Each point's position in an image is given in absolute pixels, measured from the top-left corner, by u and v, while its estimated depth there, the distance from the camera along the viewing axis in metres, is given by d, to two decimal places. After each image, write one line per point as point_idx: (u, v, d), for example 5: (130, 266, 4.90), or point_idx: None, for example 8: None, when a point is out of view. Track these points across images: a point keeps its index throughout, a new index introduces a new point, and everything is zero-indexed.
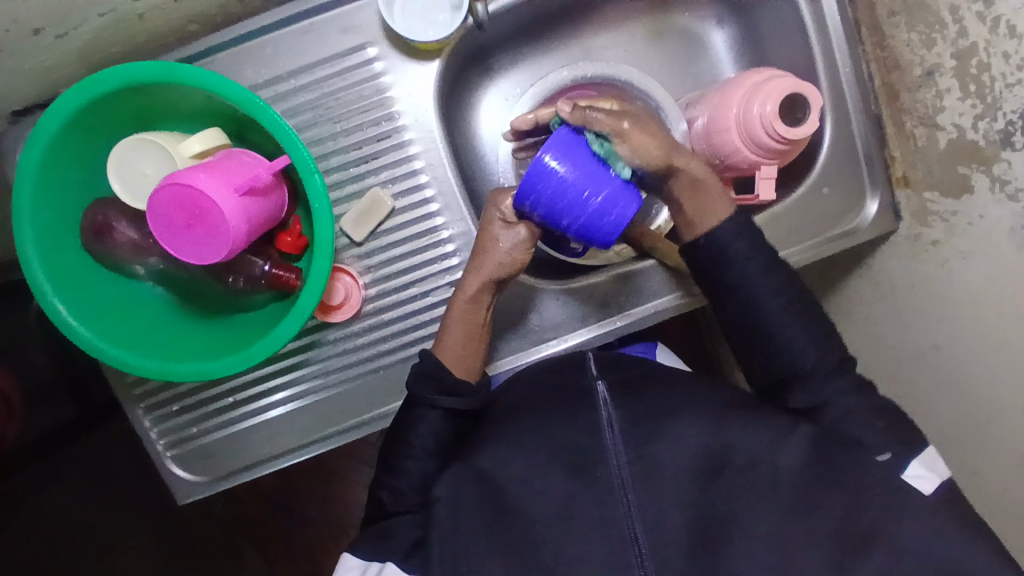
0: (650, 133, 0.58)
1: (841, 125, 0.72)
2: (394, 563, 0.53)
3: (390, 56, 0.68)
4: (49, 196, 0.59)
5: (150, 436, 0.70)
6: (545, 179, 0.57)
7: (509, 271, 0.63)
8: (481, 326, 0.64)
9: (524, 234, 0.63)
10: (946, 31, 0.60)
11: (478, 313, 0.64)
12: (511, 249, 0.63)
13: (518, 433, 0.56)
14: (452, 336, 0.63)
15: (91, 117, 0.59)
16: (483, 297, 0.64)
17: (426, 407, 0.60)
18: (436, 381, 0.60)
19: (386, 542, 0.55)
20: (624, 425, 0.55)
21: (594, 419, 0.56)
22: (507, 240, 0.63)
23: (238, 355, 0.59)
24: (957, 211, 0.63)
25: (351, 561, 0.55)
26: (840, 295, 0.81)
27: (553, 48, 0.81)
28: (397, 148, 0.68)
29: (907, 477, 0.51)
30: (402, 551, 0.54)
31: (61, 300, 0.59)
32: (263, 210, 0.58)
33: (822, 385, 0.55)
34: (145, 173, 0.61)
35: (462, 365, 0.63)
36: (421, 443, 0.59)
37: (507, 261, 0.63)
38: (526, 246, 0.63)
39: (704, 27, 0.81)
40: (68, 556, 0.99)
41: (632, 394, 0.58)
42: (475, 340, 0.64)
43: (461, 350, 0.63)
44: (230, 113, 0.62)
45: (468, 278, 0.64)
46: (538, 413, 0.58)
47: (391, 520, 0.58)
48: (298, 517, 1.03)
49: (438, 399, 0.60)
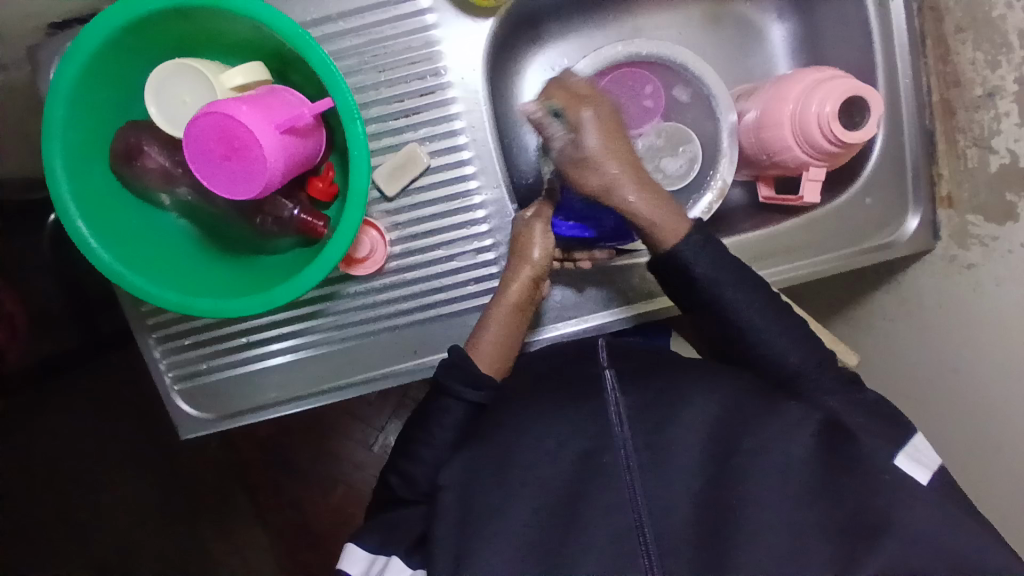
0: (603, 140, 0.60)
1: (893, 135, 0.70)
2: (398, 558, 0.54)
3: (442, 9, 0.66)
4: (80, 111, 0.57)
5: (160, 367, 0.69)
6: None
7: (528, 264, 0.64)
8: (518, 329, 0.64)
9: (540, 232, 0.64)
10: (1012, 54, 0.58)
11: (516, 317, 0.64)
12: (524, 242, 0.64)
13: (526, 418, 0.56)
14: (485, 343, 0.63)
15: (134, 34, 0.56)
16: (521, 301, 0.64)
17: (450, 398, 0.60)
18: (461, 370, 0.60)
19: (391, 532, 0.56)
20: (631, 415, 0.54)
21: (599, 407, 0.55)
22: (534, 235, 0.64)
23: (260, 297, 0.58)
24: (998, 236, 0.62)
25: (357, 553, 0.55)
26: (865, 308, 0.80)
27: (606, 22, 0.79)
28: (440, 105, 0.67)
29: (898, 461, 0.51)
30: (405, 545, 0.55)
31: (84, 220, 0.57)
32: (300, 151, 0.56)
33: (822, 389, 0.57)
34: (183, 101, 0.59)
35: (492, 368, 0.63)
36: (441, 435, 0.59)
37: (537, 261, 0.64)
38: (533, 240, 0.64)
39: (763, 18, 0.79)
40: (58, 481, 1.00)
41: (640, 382, 0.56)
42: (509, 344, 0.64)
43: (493, 354, 0.63)
44: (274, 49, 0.60)
45: (512, 285, 0.63)
46: (541, 396, 0.57)
47: (398, 510, 0.58)
48: (292, 468, 1.03)
49: (462, 391, 0.59)
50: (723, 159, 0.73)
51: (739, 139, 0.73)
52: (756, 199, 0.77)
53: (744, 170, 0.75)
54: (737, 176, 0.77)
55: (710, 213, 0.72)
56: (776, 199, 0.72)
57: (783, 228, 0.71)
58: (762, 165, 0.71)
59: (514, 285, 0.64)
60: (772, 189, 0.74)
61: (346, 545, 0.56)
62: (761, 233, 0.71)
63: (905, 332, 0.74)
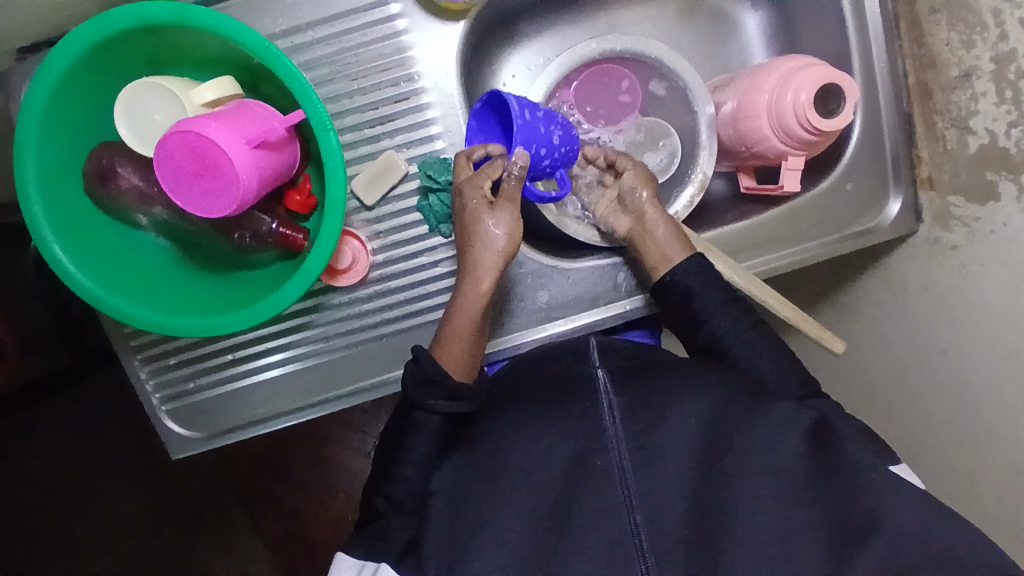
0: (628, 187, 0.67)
1: (871, 120, 0.70)
2: (388, 565, 0.52)
3: (413, 13, 0.65)
4: (52, 136, 0.56)
5: (146, 389, 0.69)
6: (543, 147, 0.60)
7: (496, 255, 0.60)
8: (483, 325, 0.62)
9: (510, 216, 0.59)
10: (987, 33, 0.58)
11: (483, 314, 0.61)
12: (494, 231, 0.59)
13: (522, 420, 0.56)
14: (454, 349, 0.61)
15: (102, 54, 0.56)
16: (486, 296, 0.61)
17: (425, 412, 0.58)
18: (438, 386, 0.58)
19: (379, 541, 0.55)
20: (625, 415, 0.54)
21: (592, 408, 0.55)
22: (494, 222, 0.59)
23: (242, 313, 0.57)
24: (980, 216, 0.62)
25: (345, 562, 0.55)
26: (849, 294, 0.80)
27: (580, 19, 0.78)
28: (415, 111, 0.66)
29: (895, 468, 0.51)
30: (395, 552, 0.53)
31: (61, 246, 0.56)
32: (274, 164, 0.56)
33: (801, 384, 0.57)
34: (154, 120, 0.58)
35: (464, 371, 0.61)
36: (419, 450, 0.58)
37: (503, 251, 0.59)
38: (501, 228, 0.59)
39: (737, 9, 0.79)
40: (54, 505, 0.99)
41: (632, 384, 0.56)
42: (478, 343, 0.62)
43: (463, 359, 0.61)
44: (244, 62, 0.60)
45: (481, 281, 0.60)
46: (530, 404, 0.58)
47: (385, 523, 0.57)
48: (288, 480, 1.03)
49: (438, 405, 0.58)
50: (703, 151, 0.73)
51: (717, 131, 0.72)
52: (737, 190, 0.77)
53: (724, 162, 0.75)
54: (717, 168, 0.77)
55: (693, 204, 0.72)
56: (757, 189, 0.72)
57: (766, 217, 0.71)
58: (741, 157, 0.71)
59: (482, 282, 0.60)
60: (754, 179, 0.73)
61: (336, 555, 0.56)
62: (742, 225, 0.71)
63: (891, 316, 0.74)
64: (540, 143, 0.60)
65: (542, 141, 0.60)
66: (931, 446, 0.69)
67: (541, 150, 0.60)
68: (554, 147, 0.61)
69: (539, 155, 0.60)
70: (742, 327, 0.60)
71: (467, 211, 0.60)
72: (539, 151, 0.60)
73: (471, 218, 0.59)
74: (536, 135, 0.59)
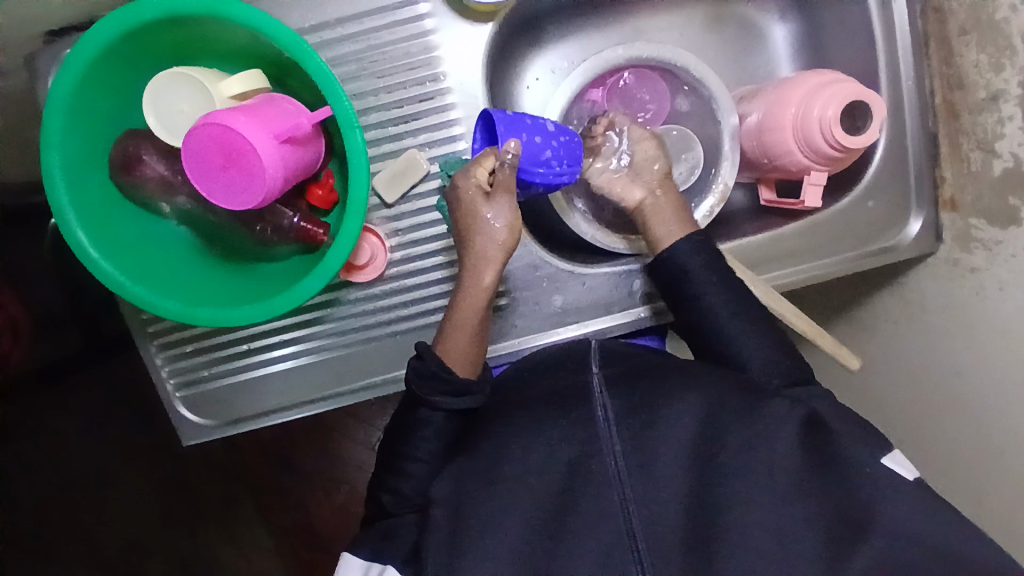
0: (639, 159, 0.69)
1: (897, 137, 0.70)
2: (394, 567, 0.53)
3: (441, 13, 0.65)
4: (79, 121, 0.57)
5: (161, 374, 0.69)
6: (538, 134, 0.62)
7: (496, 248, 0.60)
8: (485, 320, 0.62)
9: (508, 205, 0.60)
10: (1016, 58, 0.58)
11: (485, 309, 0.62)
12: (493, 222, 0.60)
13: (515, 428, 0.55)
14: (457, 343, 0.61)
15: (132, 43, 0.56)
16: (488, 290, 0.61)
17: (429, 409, 0.58)
18: (444, 382, 0.58)
19: (387, 543, 0.56)
20: (619, 420, 0.53)
21: (587, 416, 0.54)
22: (492, 212, 0.60)
23: (260, 306, 0.58)
24: (1001, 240, 0.61)
25: (352, 562, 0.56)
26: (865, 311, 0.79)
27: (606, 24, 0.78)
28: (440, 111, 0.66)
29: (887, 461, 0.51)
30: (401, 555, 0.54)
31: (84, 231, 0.57)
32: (299, 160, 0.56)
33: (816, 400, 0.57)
34: (181, 110, 0.59)
35: (468, 366, 0.61)
36: (424, 447, 0.59)
37: (502, 242, 0.60)
38: (498, 219, 0.60)
39: (765, 19, 0.79)
40: (62, 483, 1.00)
41: (627, 384, 0.56)
42: (481, 337, 0.62)
43: (466, 353, 0.61)
44: (273, 56, 0.60)
45: (482, 275, 0.60)
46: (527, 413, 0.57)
47: (394, 520, 0.58)
48: (293, 469, 1.03)
49: (445, 402, 0.58)
50: (725, 161, 0.72)
51: (740, 142, 0.72)
52: (757, 202, 0.77)
53: (745, 173, 0.75)
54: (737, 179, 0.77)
55: (712, 216, 0.72)
56: (777, 203, 0.72)
57: (787, 230, 0.71)
58: (763, 169, 0.71)
59: (483, 277, 0.61)
60: (774, 192, 0.73)
61: (341, 555, 0.57)
62: (761, 236, 0.71)
63: (907, 335, 0.73)
64: (534, 131, 0.62)
65: (536, 130, 0.62)
66: (941, 466, 0.69)
67: (538, 136, 0.62)
68: (550, 134, 0.63)
69: (537, 142, 0.62)
70: (757, 340, 0.60)
71: (464, 204, 0.60)
72: (536, 138, 0.62)
73: (468, 211, 0.60)
74: (528, 124, 0.61)
